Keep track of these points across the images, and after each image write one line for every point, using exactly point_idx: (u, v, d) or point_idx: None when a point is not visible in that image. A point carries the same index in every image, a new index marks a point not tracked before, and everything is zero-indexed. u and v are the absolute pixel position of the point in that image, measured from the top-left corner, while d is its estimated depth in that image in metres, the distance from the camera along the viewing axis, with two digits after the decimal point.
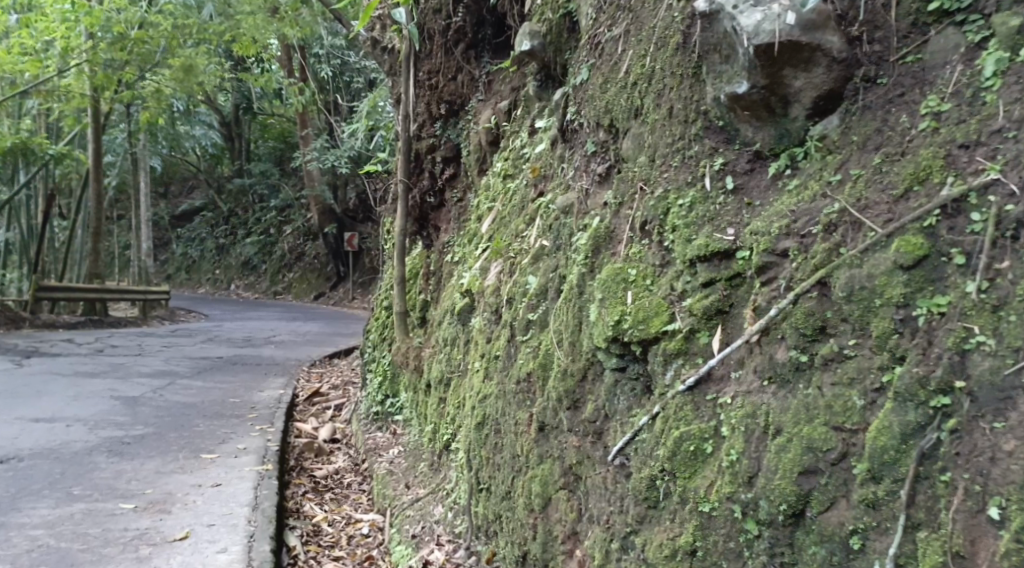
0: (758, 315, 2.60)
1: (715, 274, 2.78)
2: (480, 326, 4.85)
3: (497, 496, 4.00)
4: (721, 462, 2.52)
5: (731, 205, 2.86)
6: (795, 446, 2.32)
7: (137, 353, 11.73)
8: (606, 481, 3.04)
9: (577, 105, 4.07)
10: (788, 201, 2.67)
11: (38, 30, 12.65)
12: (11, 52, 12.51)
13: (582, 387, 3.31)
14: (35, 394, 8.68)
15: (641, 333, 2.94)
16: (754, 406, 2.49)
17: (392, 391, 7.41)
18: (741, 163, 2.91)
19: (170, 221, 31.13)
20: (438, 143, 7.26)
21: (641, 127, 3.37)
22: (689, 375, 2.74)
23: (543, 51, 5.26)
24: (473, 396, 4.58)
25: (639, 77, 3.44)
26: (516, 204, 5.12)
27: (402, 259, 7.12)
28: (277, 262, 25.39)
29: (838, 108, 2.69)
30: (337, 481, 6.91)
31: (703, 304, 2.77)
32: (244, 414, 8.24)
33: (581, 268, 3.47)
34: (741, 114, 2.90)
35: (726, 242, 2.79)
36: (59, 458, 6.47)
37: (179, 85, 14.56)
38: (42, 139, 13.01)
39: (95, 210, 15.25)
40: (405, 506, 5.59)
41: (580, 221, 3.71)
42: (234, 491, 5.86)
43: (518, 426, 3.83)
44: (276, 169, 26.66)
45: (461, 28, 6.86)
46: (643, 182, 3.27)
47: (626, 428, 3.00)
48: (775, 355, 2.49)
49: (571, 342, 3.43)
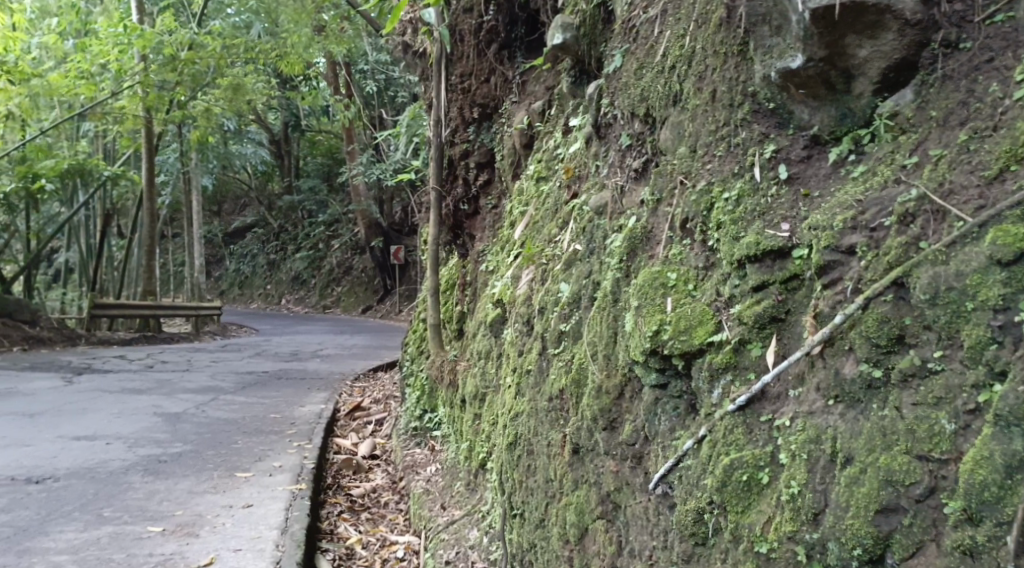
0: (820, 323, 2.22)
1: (769, 276, 2.42)
2: (513, 338, 4.51)
3: (531, 523, 3.65)
4: (781, 494, 2.15)
5: (784, 197, 2.49)
6: (871, 477, 1.95)
7: (185, 368, 11.64)
8: (647, 513, 2.70)
9: (611, 96, 3.73)
10: (854, 190, 2.30)
11: (93, 54, 12.55)
12: (68, 77, 12.47)
13: (619, 405, 2.97)
14: (80, 411, 8.54)
15: (683, 344, 2.59)
16: (818, 429, 2.12)
17: (430, 406, 7.13)
18: (796, 149, 2.54)
19: (223, 237, 31.44)
20: (471, 148, 6.91)
21: (680, 115, 3.01)
22: (739, 393, 2.39)
23: (576, 44, 4.89)
24: (505, 414, 4.24)
25: (678, 59, 3.08)
26: (549, 208, 4.80)
27: (436, 271, 6.84)
28: (325, 276, 25.40)
29: (911, 81, 2.33)
30: (374, 500, 6.62)
31: (755, 311, 2.41)
32: (283, 431, 8.01)
33: (617, 273, 3.12)
34: (795, 92, 2.55)
35: (779, 240, 2.42)
36: (94, 478, 6.27)
37: (228, 104, 14.42)
38: (98, 160, 12.89)
39: (148, 229, 15.20)
40: (439, 530, 5.25)
41: (615, 222, 3.36)
42: (265, 512, 5.60)
43: (552, 448, 3.48)
44: (323, 185, 26.74)
45: (494, 28, 6.55)
46: (683, 175, 2.91)
47: (668, 453, 2.64)
48: (841, 370, 2.13)
49: (606, 355, 3.09)
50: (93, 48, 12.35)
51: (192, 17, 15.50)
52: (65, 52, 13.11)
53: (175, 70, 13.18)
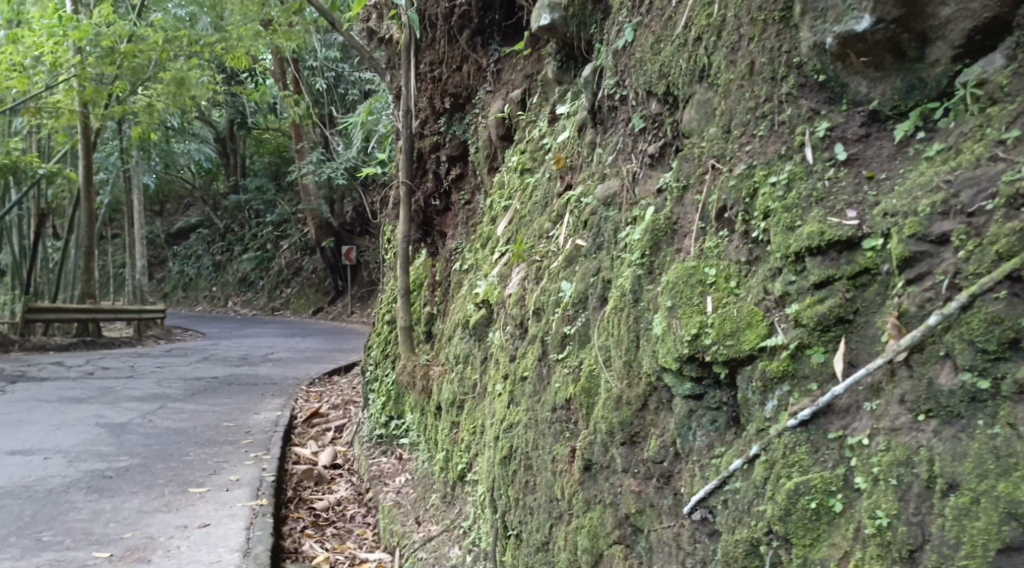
0: (905, 325, 1.92)
1: (834, 271, 2.11)
2: (502, 342, 4.15)
3: (529, 547, 3.22)
4: (862, 525, 1.86)
5: (845, 180, 2.19)
6: (988, 508, 1.67)
7: (130, 374, 11.01)
8: (678, 541, 2.36)
9: (619, 74, 3.40)
10: (938, 169, 2.02)
11: (26, 46, 11.77)
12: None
13: (642, 417, 2.60)
14: (15, 423, 7.94)
15: (728, 351, 2.28)
16: (907, 449, 1.83)
17: (397, 412, 6.70)
18: (852, 126, 2.26)
19: (166, 238, 30.45)
20: (442, 140, 6.52)
21: (708, 92, 2.70)
22: (800, 406, 2.07)
23: (565, 25, 4.56)
24: (495, 424, 3.84)
25: (704, 30, 2.76)
26: (537, 201, 4.46)
27: (404, 270, 6.41)
28: (274, 278, 24.69)
29: (1001, 45, 2.05)
30: (339, 513, 6.20)
31: (817, 311, 2.10)
32: (239, 440, 7.51)
33: (637, 269, 2.77)
34: (854, 61, 2.26)
35: (847, 229, 2.11)
36: (31, 498, 5.73)
37: (172, 99, 13.73)
38: (33, 158, 12.16)
39: (87, 230, 14.41)
40: (416, 547, 4.82)
41: (628, 213, 3.05)
42: (223, 532, 5.13)
43: (556, 464, 3.08)
44: (272, 184, 25.96)
45: (467, 13, 6.15)
46: (715, 159, 2.60)
47: (708, 473, 2.30)
48: (936, 381, 1.83)
49: (625, 361, 2.72)
50: (25, 39, 11.47)
51: (131, 9, 14.72)
52: None
53: (114, 63, 12.48)
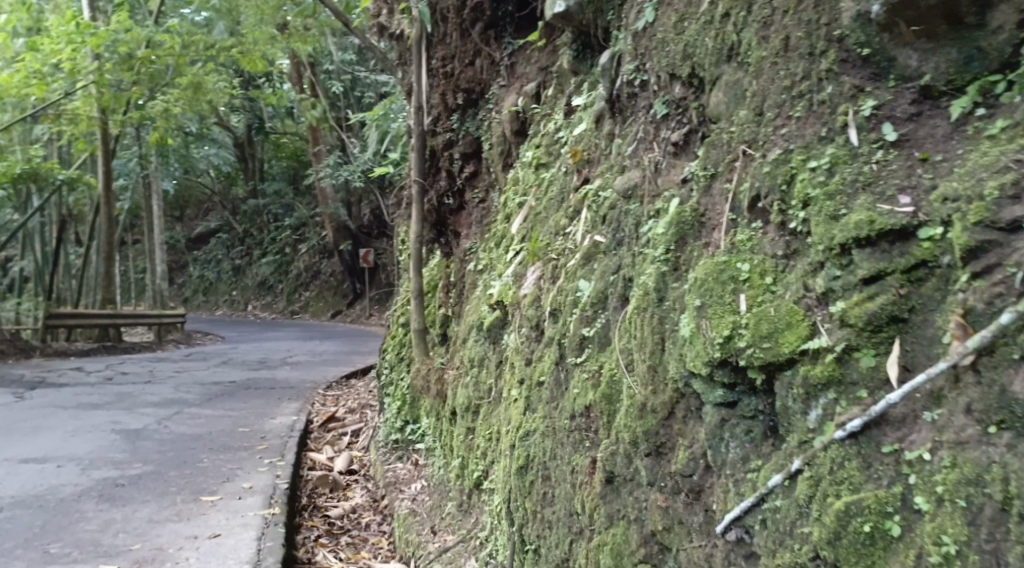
0: (971, 325, 1.71)
1: (885, 264, 1.89)
2: (518, 345, 3.93)
3: (548, 564, 2.99)
4: (924, 552, 1.63)
5: (895, 165, 1.98)
6: None
7: (148, 379, 10.90)
8: (710, 562, 2.13)
9: (639, 58, 3.20)
10: (1004, 147, 1.82)
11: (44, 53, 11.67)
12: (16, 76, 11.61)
13: (669, 427, 2.38)
14: (31, 430, 7.83)
15: (764, 354, 2.06)
16: (977, 465, 1.61)
17: (412, 417, 6.50)
18: (902, 104, 2.06)
19: (186, 243, 30.51)
20: (455, 138, 6.32)
21: (737, 72, 2.49)
22: (848, 416, 1.84)
23: (581, 12, 4.35)
24: (511, 430, 3.62)
25: (732, 5, 2.55)
26: (553, 198, 4.25)
27: (418, 271, 6.19)
28: (293, 281, 24.64)
29: None
30: (354, 521, 6.02)
31: (867, 310, 1.88)
32: (253, 446, 7.33)
33: (661, 265, 2.54)
34: (904, 31, 2.07)
35: (899, 217, 1.90)
36: (41, 507, 5.58)
37: (189, 104, 13.57)
38: (53, 164, 12.07)
39: (107, 234, 14.32)
40: (432, 558, 4.61)
41: (650, 206, 2.83)
42: (234, 543, 4.95)
43: (576, 476, 2.87)
44: (290, 188, 25.92)
45: (479, 6, 5.94)
46: (746, 144, 2.38)
47: (743, 490, 2.07)
48: (1009, 387, 1.61)
49: (650, 365, 2.49)
50: (43, 47, 11.34)
51: (149, 15, 14.61)
52: (15, 50, 12.24)
53: (132, 68, 12.34)
